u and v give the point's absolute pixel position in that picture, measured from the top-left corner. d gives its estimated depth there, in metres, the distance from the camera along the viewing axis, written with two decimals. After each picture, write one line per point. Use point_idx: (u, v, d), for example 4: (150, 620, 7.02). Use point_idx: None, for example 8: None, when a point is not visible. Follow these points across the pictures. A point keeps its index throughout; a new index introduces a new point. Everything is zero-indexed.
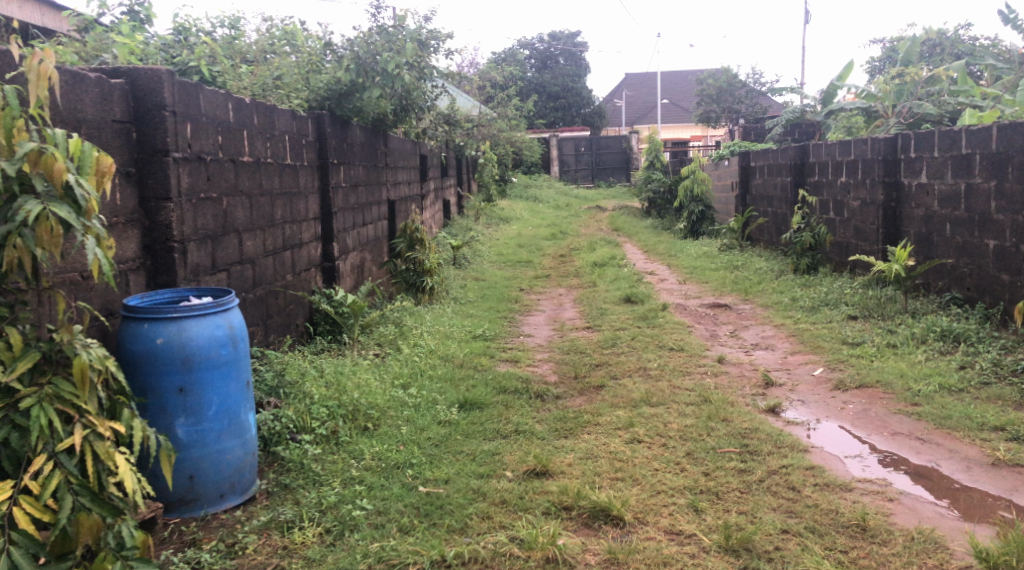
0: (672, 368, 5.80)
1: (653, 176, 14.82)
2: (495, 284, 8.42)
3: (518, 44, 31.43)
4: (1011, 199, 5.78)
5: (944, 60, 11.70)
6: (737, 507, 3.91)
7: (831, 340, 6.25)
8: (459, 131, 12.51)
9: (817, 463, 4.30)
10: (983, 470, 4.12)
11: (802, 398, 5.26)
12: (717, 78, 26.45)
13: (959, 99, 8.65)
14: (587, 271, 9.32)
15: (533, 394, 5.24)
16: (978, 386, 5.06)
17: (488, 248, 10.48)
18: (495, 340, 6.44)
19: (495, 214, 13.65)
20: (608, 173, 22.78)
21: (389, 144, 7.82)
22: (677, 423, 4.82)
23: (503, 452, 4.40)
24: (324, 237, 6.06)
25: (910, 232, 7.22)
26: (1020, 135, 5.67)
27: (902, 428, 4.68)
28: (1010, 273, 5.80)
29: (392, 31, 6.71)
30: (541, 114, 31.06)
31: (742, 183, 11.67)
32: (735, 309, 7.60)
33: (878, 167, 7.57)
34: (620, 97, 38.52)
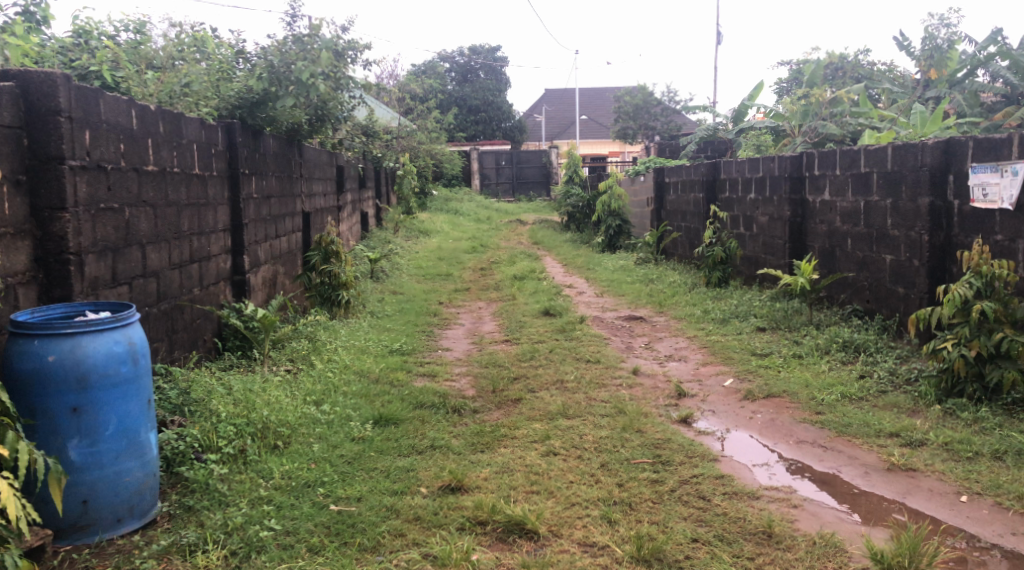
0: (588, 380, 5.86)
1: (572, 191, 15.00)
2: (414, 298, 8.37)
3: (438, 57, 31.36)
4: (905, 216, 6.03)
5: (846, 83, 12.20)
6: (649, 517, 3.97)
7: (740, 352, 6.42)
8: (376, 143, 12.39)
9: (726, 472, 4.40)
10: (880, 476, 4.27)
11: (713, 408, 5.37)
12: (634, 96, 27.00)
13: (860, 119, 9.02)
14: (506, 284, 9.35)
15: (450, 408, 5.22)
16: (877, 394, 5.26)
17: (407, 261, 10.41)
18: (412, 354, 6.40)
19: (415, 226, 13.55)
20: (528, 187, 22.93)
21: (304, 155, 7.71)
22: (592, 435, 4.87)
23: (418, 468, 4.37)
24: (234, 249, 5.92)
25: (815, 247, 7.48)
26: (913, 154, 5.94)
27: (807, 437, 4.82)
28: (904, 287, 6.05)
29: (308, 40, 6.60)
30: (462, 127, 31.07)
31: (657, 198, 11.90)
32: (650, 322, 7.73)
33: (785, 185, 7.83)
34: (539, 112, 38.90)
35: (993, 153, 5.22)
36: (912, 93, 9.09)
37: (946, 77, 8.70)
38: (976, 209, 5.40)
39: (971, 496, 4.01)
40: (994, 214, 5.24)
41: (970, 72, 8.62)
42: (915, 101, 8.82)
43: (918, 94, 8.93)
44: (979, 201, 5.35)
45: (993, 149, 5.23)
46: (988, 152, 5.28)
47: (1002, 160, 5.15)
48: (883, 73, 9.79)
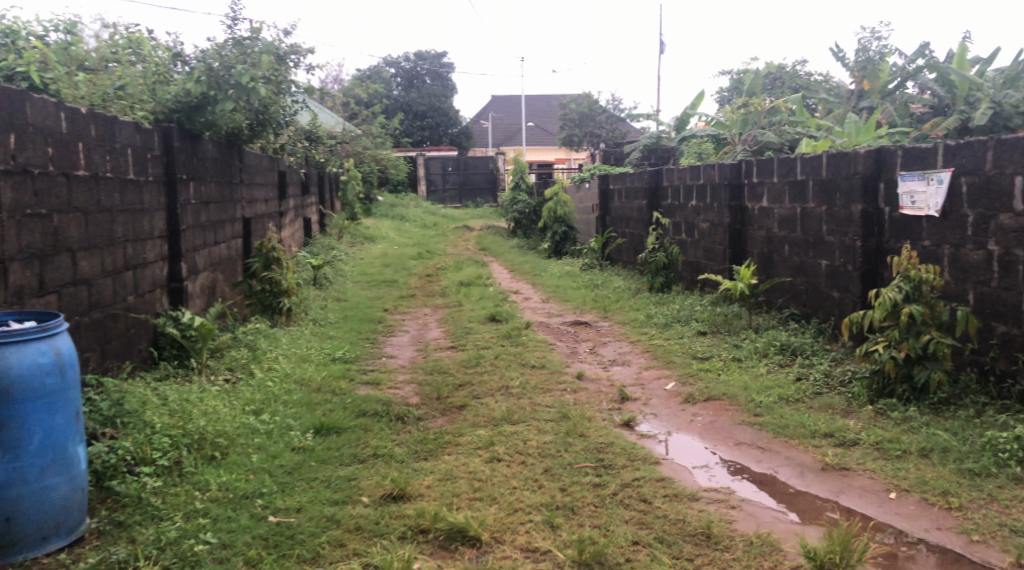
0: (533, 385, 5.89)
1: (519, 197, 15.05)
2: (358, 305, 8.32)
3: (383, 62, 31.19)
4: (839, 222, 6.18)
5: (785, 93, 12.45)
6: (591, 521, 4.00)
7: (682, 355, 6.51)
8: (319, 147, 12.27)
9: (667, 475, 4.46)
10: (814, 476, 4.37)
11: (655, 411, 5.44)
12: (579, 103, 27.21)
13: (798, 128, 9.22)
14: (452, 291, 9.34)
15: (393, 416, 5.21)
16: (812, 395, 5.38)
17: (351, 268, 10.33)
18: (355, 362, 6.36)
19: (359, 232, 13.44)
20: (475, 193, 22.94)
21: (244, 160, 7.60)
22: (536, 440, 4.89)
23: (360, 477, 4.34)
24: (171, 257, 5.83)
25: (754, 252, 7.63)
26: (846, 163, 6.10)
27: (745, 438, 4.92)
28: (839, 291, 6.20)
29: (248, 43, 6.51)
30: (408, 133, 30.94)
31: (602, 204, 12.01)
32: (595, 327, 7.79)
33: (725, 192, 7.98)
34: (486, 118, 38.97)
35: (921, 162, 5.39)
36: (847, 103, 9.31)
37: (879, 88, 8.93)
38: (905, 216, 5.57)
39: (900, 493, 4.12)
40: (921, 221, 5.42)
41: (901, 84, 8.85)
42: (849, 110, 9.04)
43: (852, 104, 9.14)
44: (907, 208, 5.53)
45: (920, 158, 5.40)
46: (916, 160, 5.45)
47: (929, 169, 5.32)
48: (819, 83, 10.01)
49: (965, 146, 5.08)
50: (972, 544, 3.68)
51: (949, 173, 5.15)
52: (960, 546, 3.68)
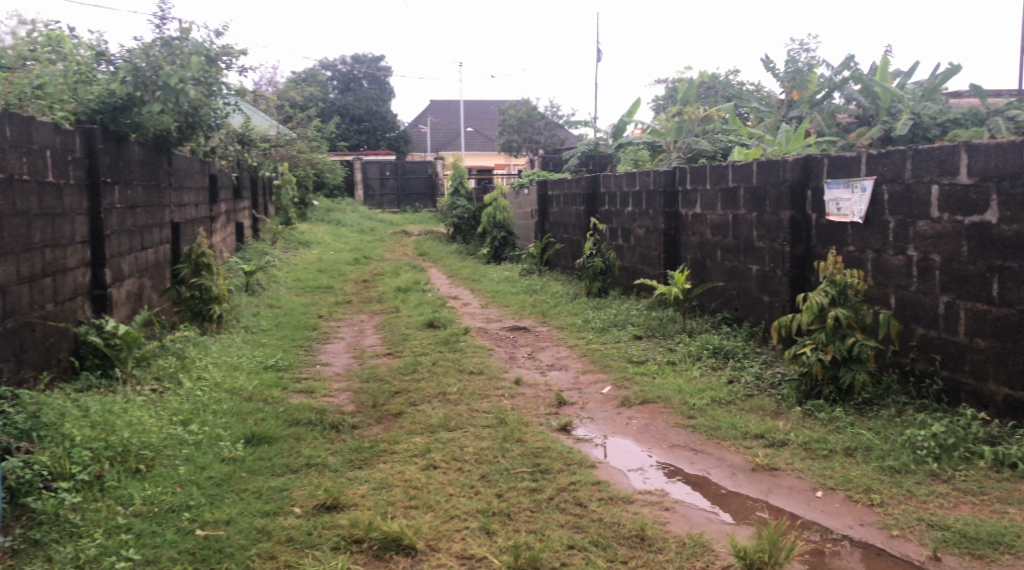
0: (470, 392, 5.87)
1: (458, 203, 15.04)
2: (292, 312, 8.20)
3: (319, 65, 30.84)
4: (768, 228, 6.31)
5: (718, 101, 12.69)
6: (526, 526, 4.01)
7: (618, 359, 6.57)
8: (252, 150, 12.07)
9: (603, 478, 4.49)
10: (745, 476, 4.45)
11: (591, 415, 5.47)
12: (518, 109, 27.30)
13: (731, 136, 9.39)
14: (389, 297, 9.27)
15: (327, 424, 5.14)
16: (744, 397, 5.47)
17: (285, 273, 10.17)
18: (288, 370, 6.26)
19: (293, 237, 13.24)
20: (413, 198, 22.84)
21: (173, 163, 7.44)
22: (473, 446, 4.88)
23: (292, 488, 4.28)
24: (95, 262, 5.66)
25: (688, 258, 7.75)
26: (775, 170, 6.23)
27: (679, 440, 4.98)
28: (769, 295, 6.33)
29: (177, 44, 6.53)
30: (345, 137, 30.65)
31: (540, 210, 12.07)
32: (533, 332, 7.81)
33: (660, 198, 8.08)
34: (425, 122, 38.83)
35: (845, 170, 5.54)
36: (777, 113, 9.53)
37: (807, 98, 9.16)
38: (831, 223, 5.72)
39: (825, 491, 4.21)
40: (846, 227, 5.57)
41: (828, 94, 9.10)
42: (780, 120, 9.26)
43: (783, 114, 9.36)
44: (833, 214, 5.69)
45: (844, 166, 5.55)
46: (840, 168, 5.60)
47: (853, 177, 5.47)
48: (750, 93, 10.24)
49: (886, 155, 5.22)
50: (893, 538, 3.77)
51: (872, 181, 5.30)
52: (882, 541, 3.77)
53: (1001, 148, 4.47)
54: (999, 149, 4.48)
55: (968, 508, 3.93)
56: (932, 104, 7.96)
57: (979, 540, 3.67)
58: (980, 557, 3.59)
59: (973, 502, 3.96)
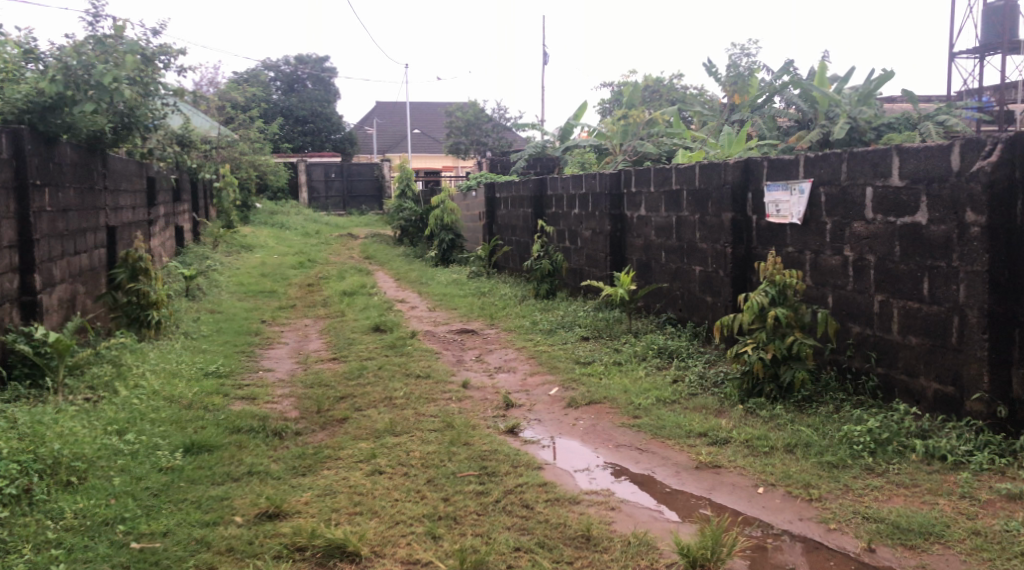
0: (417, 396, 5.83)
1: (404, 205, 14.95)
2: (234, 317, 8.06)
3: (262, 65, 30.37)
4: (711, 230, 6.39)
5: (663, 105, 12.81)
6: (473, 530, 3.99)
7: (565, 361, 6.58)
8: (191, 152, 11.84)
9: (549, 479, 4.49)
10: (688, 474, 4.49)
11: (538, 417, 5.48)
12: (465, 111, 27.26)
13: (675, 139, 9.47)
14: (334, 301, 9.17)
15: (270, 431, 5.06)
16: (688, 396, 5.53)
17: (226, 278, 9.99)
18: (230, 377, 6.15)
19: (236, 241, 13.02)
20: (360, 201, 22.66)
21: (108, 165, 7.27)
22: (420, 450, 4.84)
23: (233, 496, 4.20)
24: (24, 267, 5.50)
25: (633, 259, 7.81)
26: (716, 173, 6.31)
27: (624, 440, 5.00)
28: (712, 296, 6.41)
29: (111, 42, 6.46)
30: (289, 138, 30.28)
31: (488, 213, 12.06)
32: (480, 334, 7.79)
33: (605, 201, 8.13)
34: (371, 124, 38.54)
35: (784, 173, 5.64)
36: (720, 116, 9.64)
37: (748, 102, 9.28)
38: (771, 224, 5.81)
39: (766, 487, 4.27)
40: (786, 228, 5.67)
41: (769, 99, 9.23)
42: (722, 123, 9.37)
43: (725, 118, 9.47)
44: (773, 216, 5.78)
45: (783, 169, 5.65)
46: (779, 171, 5.69)
47: (792, 180, 5.57)
48: (693, 97, 10.36)
49: (822, 158, 5.32)
50: (830, 532, 3.84)
51: (810, 183, 5.40)
52: (820, 535, 3.83)
53: (930, 152, 4.58)
54: (928, 153, 4.59)
55: (901, 500, 4.01)
56: (867, 108, 8.15)
57: (911, 531, 3.75)
58: (912, 548, 3.67)
59: (906, 494, 4.05)
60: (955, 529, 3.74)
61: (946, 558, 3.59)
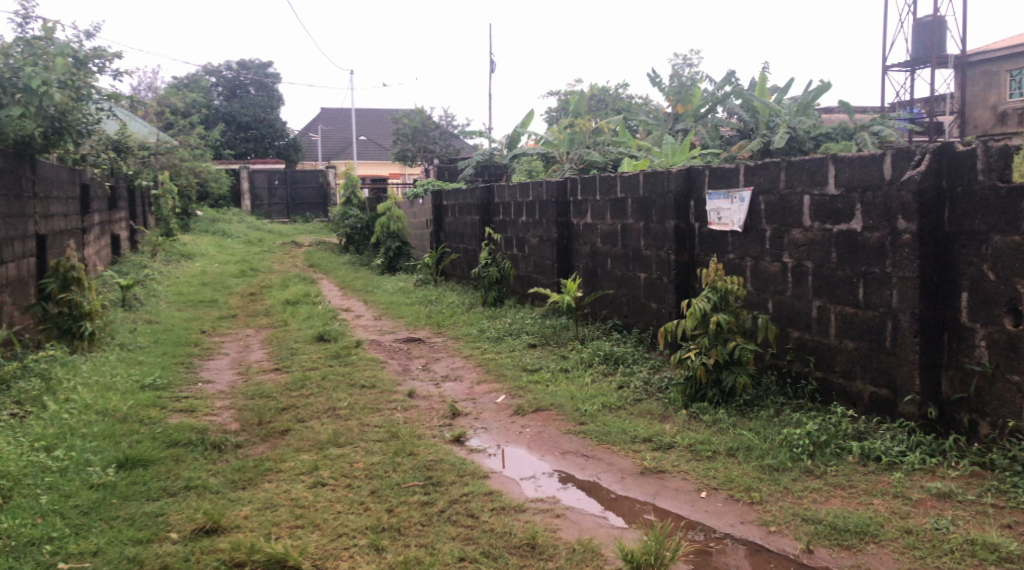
0: (361, 406, 5.75)
1: (350, 212, 14.81)
2: (173, 327, 7.87)
3: (202, 70, 29.85)
4: (655, 237, 6.44)
5: (608, 114, 12.90)
6: (417, 541, 3.94)
7: (512, 368, 6.56)
8: (127, 159, 11.55)
9: (495, 488, 4.46)
10: (633, 480, 4.49)
11: (485, 425, 5.44)
12: (411, 118, 27.16)
13: (620, 147, 9.52)
14: (277, 310, 9.03)
15: (209, 444, 4.94)
16: (633, 402, 5.55)
17: (165, 287, 9.76)
18: (167, 389, 5.99)
19: (174, 249, 12.73)
20: (304, 208, 22.41)
21: (38, 171, 7.06)
22: (364, 461, 4.77)
23: (169, 512, 4.10)
24: None
25: (580, 266, 7.84)
26: (660, 181, 6.35)
27: (571, 447, 4.99)
28: (657, 302, 6.46)
29: (41, 45, 6.35)
30: (231, 145, 29.81)
31: (435, 220, 12.00)
32: (427, 343, 7.73)
33: (552, 209, 8.14)
34: (316, 131, 38.15)
35: (725, 181, 5.70)
36: (664, 125, 9.73)
37: (691, 112, 9.39)
38: (713, 231, 5.88)
39: (709, 491, 4.29)
40: (727, 235, 5.73)
41: (711, 108, 9.34)
42: (666, 132, 9.44)
43: (669, 127, 9.55)
44: (715, 224, 5.84)
45: (724, 177, 5.71)
46: (720, 179, 5.75)
47: (732, 188, 5.63)
48: (638, 106, 10.46)
49: (762, 167, 5.39)
50: (771, 534, 3.87)
51: (749, 192, 5.46)
52: (760, 537, 3.86)
53: (864, 161, 4.67)
54: (862, 162, 4.68)
55: (838, 500, 4.06)
56: (806, 119, 8.33)
57: (848, 532, 3.80)
58: (848, 548, 3.72)
59: (844, 495, 4.11)
60: (889, 527, 3.80)
61: (881, 557, 3.64)
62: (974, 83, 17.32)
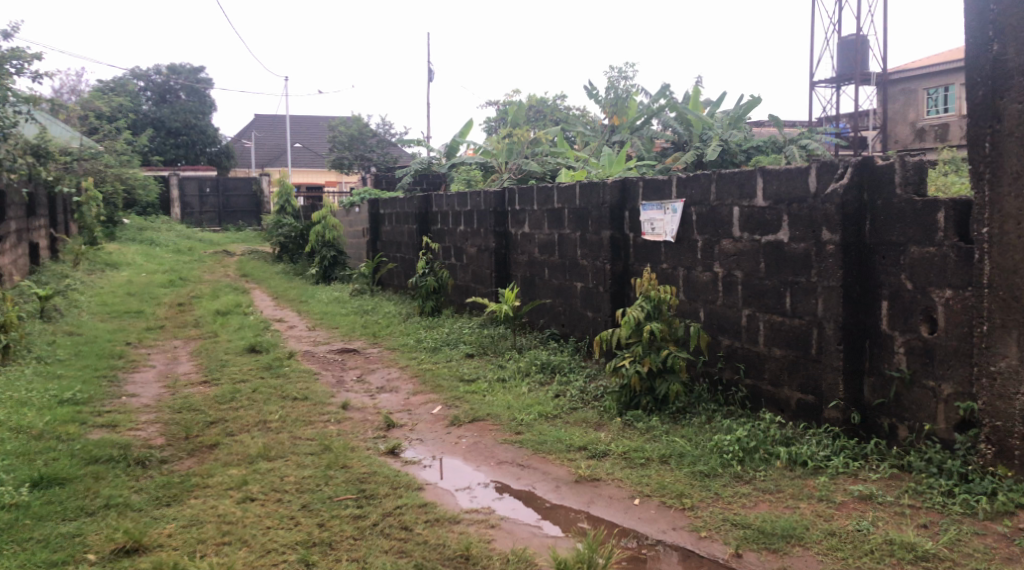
0: (293, 419, 5.63)
1: (283, 221, 14.57)
2: (95, 339, 7.61)
3: (130, 75, 29.14)
4: (591, 247, 6.46)
5: (546, 124, 12.97)
6: (348, 555, 3.85)
7: (449, 378, 6.50)
8: (48, 164, 11.17)
9: (429, 499, 4.40)
10: (568, 489, 4.47)
11: (420, 437, 5.37)
12: (348, 126, 26.93)
13: (558, 158, 9.53)
14: (207, 321, 8.82)
15: (132, 460, 4.77)
16: (569, 411, 5.54)
17: (87, 298, 9.45)
18: (88, 404, 5.78)
19: (99, 258, 12.35)
20: (237, 216, 22.03)
21: None
22: (294, 475, 4.66)
23: (87, 532, 3.95)
24: None
25: (518, 276, 7.84)
26: (595, 192, 6.38)
27: (506, 457, 4.96)
28: (593, 311, 6.48)
29: None
30: (160, 151, 29.17)
31: (372, 229, 11.90)
32: (363, 353, 7.62)
33: (489, 218, 8.12)
34: (250, 138, 37.54)
35: (658, 193, 5.75)
36: (601, 137, 9.78)
37: (628, 124, 9.47)
38: (647, 242, 5.92)
39: (642, 498, 4.30)
40: (660, 246, 5.78)
41: (647, 120, 9.44)
42: (603, 143, 9.49)
43: (606, 138, 9.60)
44: (649, 234, 5.88)
45: (657, 189, 5.76)
46: (654, 190, 5.80)
47: (665, 200, 5.68)
48: (576, 117, 10.53)
49: (693, 178, 5.44)
50: (701, 540, 3.89)
51: (682, 203, 5.52)
52: (691, 543, 3.88)
53: (790, 174, 4.75)
54: (789, 174, 4.76)
55: (765, 505, 4.10)
56: (737, 132, 8.51)
57: (775, 535, 3.83)
58: (775, 551, 3.75)
59: (771, 499, 4.15)
60: (813, 530, 3.84)
61: (805, 559, 3.68)
62: (895, 100, 17.91)
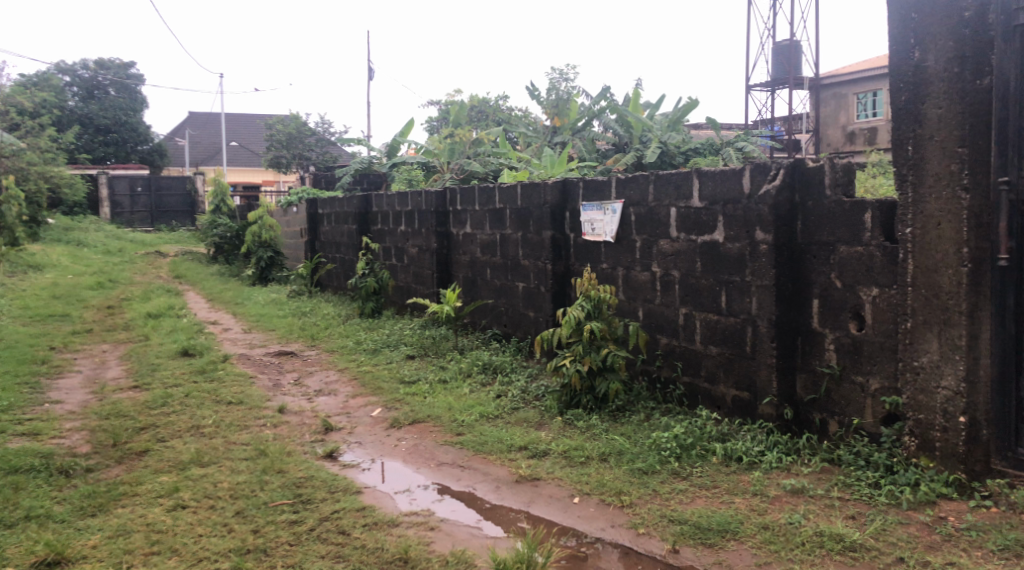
0: (227, 423, 5.49)
1: (218, 221, 14.25)
2: (17, 344, 7.33)
3: (56, 70, 28.26)
4: (532, 247, 6.44)
5: (489, 124, 12.94)
6: (283, 561, 3.76)
7: (389, 380, 6.41)
8: None
9: (368, 503, 4.32)
10: (508, 489, 4.44)
11: (359, 440, 5.28)
12: (286, 124, 26.50)
13: (500, 158, 9.50)
14: (137, 324, 8.58)
15: (54, 469, 4.59)
16: (510, 411, 5.51)
17: (9, 301, 9.11)
18: (8, 412, 5.55)
19: (22, 260, 11.92)
20: (170, 216, 21.52)
21: None
22: (228, 481, 4.54)
23: (4, 546, 3.78)
24: None
25: (459, 276, 7.78)
26: (536, 192, 6.36)
27: (446, 458, 4.90)
28: (534, 311, 6.46)
29: None
30: (89, 148, 28.37)
31: (310, 229, 11.70)
32: (300, 356, 7.48)
33: (430, 218, 8.05)
34: (184, 136, 36.74)
35: (598, 193, 5.75)
36: (542, 137, 9.78)
37: (569, 125, 9.48)
38: (587, 242, 5.92)
39: (582, 497, 4.28)
40: (600, 246, 5.79)
41: (588, 122, 9.47)
42: (544, 144, 9.50)
43: (548, 139, 9.60)
44: (589, 235, 5.88)
45: (597, 189, 5.76)
46: (594, 191, 5.80)
47: (605, 200, 5.68)
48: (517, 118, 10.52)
49: (632, 179, 5.45)
50: (639, 537, 3.88)
51: (621, 204, 5.52)
52: (629, 540, 3.87)
53: (726, 175, 4.78)
54: (724, 175, 4.79)
55: (702, 501, 4.12)
56: (676, 134, 8.58)
57: (710, 530, 3.85)
58: (711, 546, 3.77)
59: (707, 495, 4.17)
60: (748, 524, 3.87)
61: (741, 553, 3.70)
62: (827, 104, 18.30)
